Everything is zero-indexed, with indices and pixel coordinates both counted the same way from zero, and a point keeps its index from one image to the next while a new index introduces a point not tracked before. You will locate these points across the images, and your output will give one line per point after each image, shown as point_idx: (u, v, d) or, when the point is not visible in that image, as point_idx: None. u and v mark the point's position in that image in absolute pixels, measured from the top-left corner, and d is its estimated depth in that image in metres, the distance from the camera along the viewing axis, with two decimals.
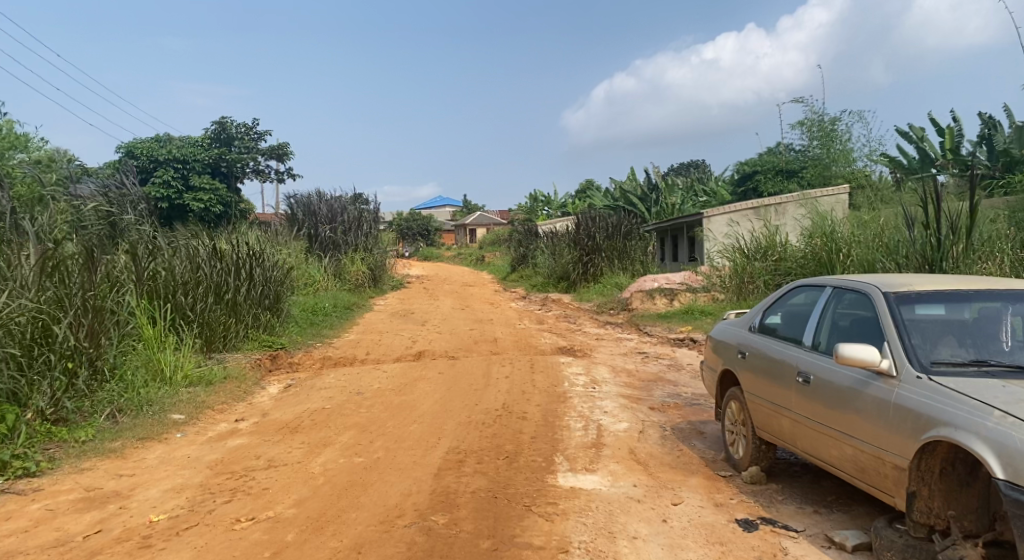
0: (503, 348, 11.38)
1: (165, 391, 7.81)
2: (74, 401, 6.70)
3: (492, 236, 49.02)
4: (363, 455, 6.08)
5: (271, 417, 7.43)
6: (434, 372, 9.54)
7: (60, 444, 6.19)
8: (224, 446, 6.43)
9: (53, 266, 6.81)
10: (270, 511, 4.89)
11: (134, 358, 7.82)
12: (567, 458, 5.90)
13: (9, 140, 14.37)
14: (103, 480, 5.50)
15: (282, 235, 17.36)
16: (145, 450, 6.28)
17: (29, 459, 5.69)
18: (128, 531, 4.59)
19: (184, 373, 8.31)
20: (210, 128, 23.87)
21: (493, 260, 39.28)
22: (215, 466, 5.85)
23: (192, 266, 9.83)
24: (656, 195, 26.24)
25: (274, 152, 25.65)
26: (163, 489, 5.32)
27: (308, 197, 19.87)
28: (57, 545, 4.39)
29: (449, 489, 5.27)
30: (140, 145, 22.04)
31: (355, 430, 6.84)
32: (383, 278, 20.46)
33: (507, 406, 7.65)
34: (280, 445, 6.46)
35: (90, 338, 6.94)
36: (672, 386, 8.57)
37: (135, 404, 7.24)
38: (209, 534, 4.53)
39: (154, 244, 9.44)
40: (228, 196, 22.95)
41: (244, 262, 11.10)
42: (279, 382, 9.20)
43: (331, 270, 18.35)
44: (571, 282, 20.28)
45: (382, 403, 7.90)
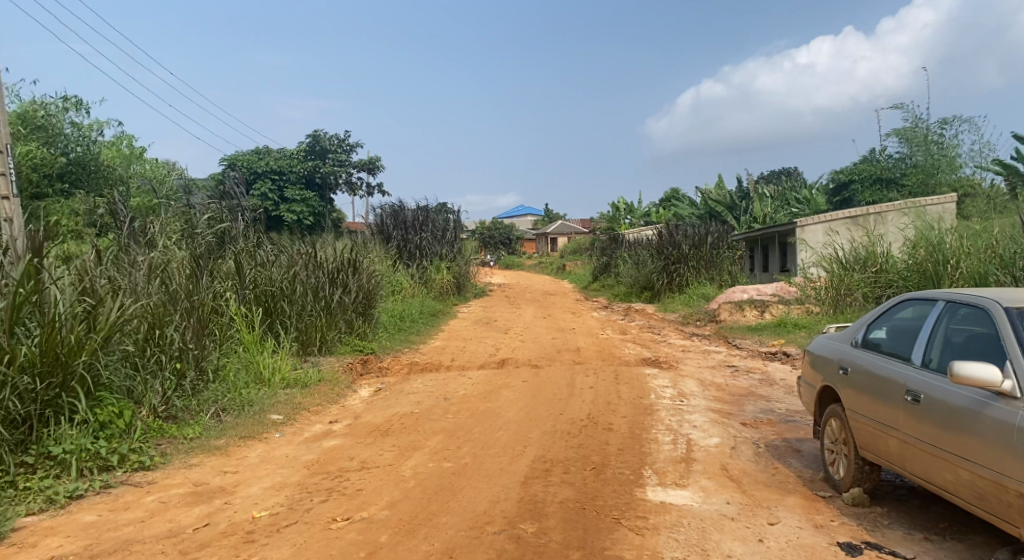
0: (587, 357, 11.28)
1: (265, 393, 8.15)
2: (183, 400, 7.07)
3: (575, 245, 48.80)
4: (451, 461, 6.16)
5: (363, 420, 7.64)
6: (519, 380, 9.58)
7: (170, 440, 6.53)
8: (319, 447, 6.65)
9: (162, 271, 7.24)
10: (364, 512, 5.02)
11: (235, 360, 8.22)
12: (656, 472, 5.80)
13: (126, 152, 15.34)
14: (209, 476, 5.78)
15: (370, 243, 17.78)
16: (247, 449, 6.57)
17: (144, 454, 6.01)
18: (233, 526, 4.80)
19: (282, 375, 8.65)
20: (305, 141, 24.79)
21: (575, 270, 39.01)
22: (311, 467, 6.05)
23: (293, 272, 10.26)
24: (745, 204, 25.64)
25: (365, 164, 26.42)
26: (264, 487, 5.55)
27: (395, 206, 20.32)
28: (170, 535, 4.63)
29: (537, 498, 5.26)
30: (241, 158, 23.15)
31: (442, 436, 6.95)
32: (467, 286, 20.71)
33: (593, 417, 7.60)
34: (371, 447, 6.62)
35: (195, 340, 7.32)
36: (765, 401, 8.29)
37: (237, 404, 7.59)
38: (308, 532, 4.68)
39: (257, 252, 9.89)
40: (319, 207, 23.72)
41: (339, 269, 11.49)
42: (369, 386, 9.44)
43: (415, 279, 18.70)
44: (656, 291, 19.92)
45: (467, 410, 7.98)
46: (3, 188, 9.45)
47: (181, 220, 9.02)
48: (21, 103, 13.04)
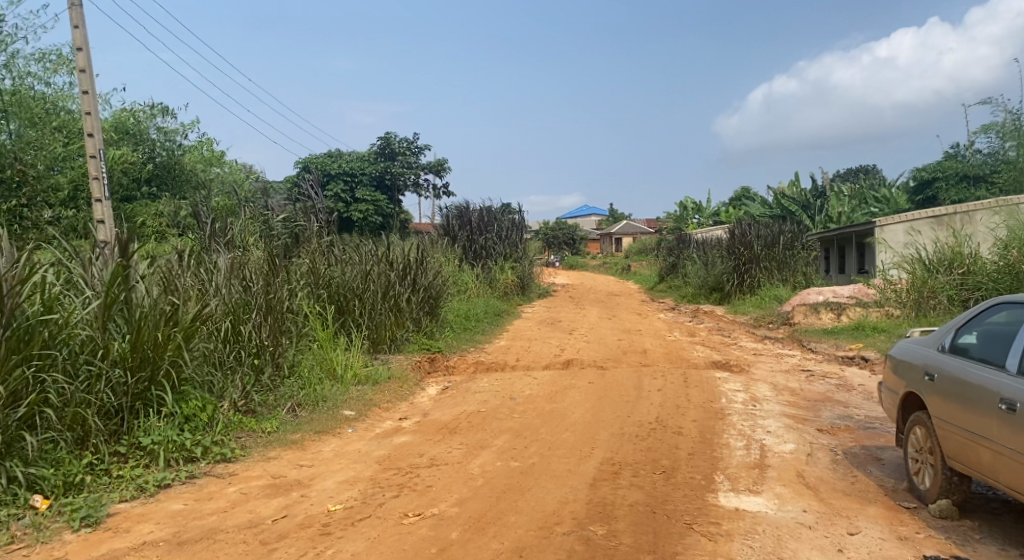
0: (654, 360, 11.14)
1: (337, 388, 8.36)
2: (261, 395, 7.32)
3: (640, 245, 48.24)
4: (519, 460, 6.18)
5: (431, 417, 7.74)
6: (585, 381, 9.54)
7: (250, 433, 6.77)
8: (390, 443, 6.78)
9: (242, 271, 7.47)
10: (434, 508, 5.08)
11: (309, 356, 8.47)
12: (729, 478, 5.68)
13: (208, 155, 15.97)
14: (285, 469, 5.96)
15: (437, 243, 17.99)
16: (321, 443, 6.75)
17: (225, 446, 6.25)
18: (309, 518, 4.93)
19: (354, 372, 8.85)
20: (376, 143, 25.30)
21: (640, 270, 38.57)
22: (383, 462, 6.16)
23: (364, 272, 10.48)
24: (820, 203, 24.86)
25: (432, 166, 26.77)
26: (338, 481, 5.68)
27: (461, 206, 20.50)
28: (251, 525, 4.80)
29: (605, 500, 5.23)
30: (314, 161, 23.80)
31: (509, 435, 6.98)
32: (531, 287, 20.73)
33: (662, 420, 7.50)
34: (440, 444, 6.70)
35: (272, 337, 7.56)
36: (842, 408, 8.02)
37: (312, 399, 7.81)
38: (380, 527, 4.77)
39: (330, 252, 10.15)
40: (388, 207, 24.13)
41: (408, 268, 11.66)
42: (436, 384, 9.56)
43: (480, 279, 18.83)
44: (725, 292, 19.51)
45: (533, 410, 7.98)
46: (97, 191, 9.95)
47: (259, 221, 9.32)
48: (113, 110, 13.71)
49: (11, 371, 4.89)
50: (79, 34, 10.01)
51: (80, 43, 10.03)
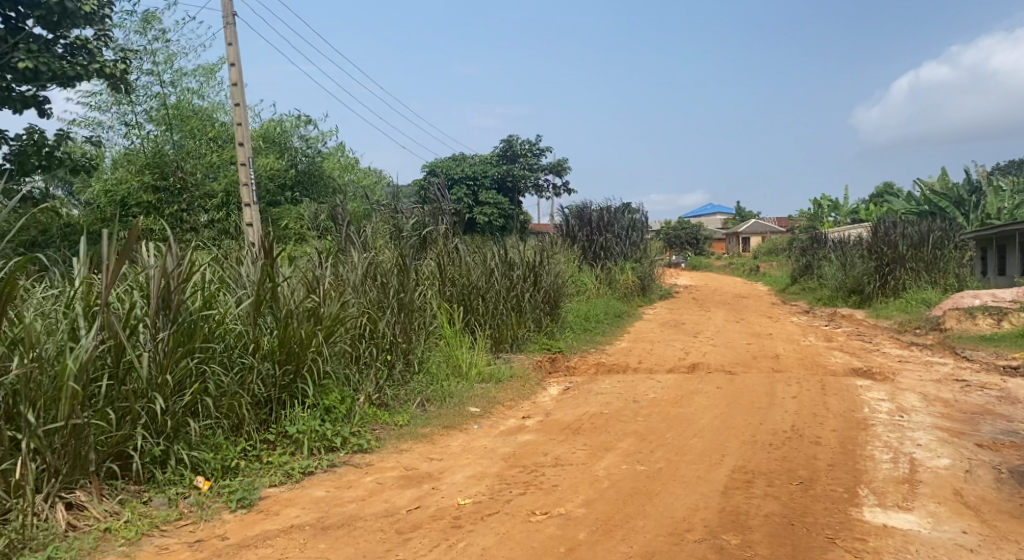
0: (787, 365, 10.64)
1: (463, 385, 8.55)
2: (392, 389, 7.61)
3: (769, 245, 46.23)
4: (646, 464, 6.07)
5: (554, 417, 7.75)
6: (712, 386, 9.24)
7: (384, 425, 7.03)
8: (515, 440, 6.84)
9: (377, 271, 7.78)
10: (561, 508, 5.08)
11: (437, 353, 8.71)
12: (875, 492, 5.33)
13: (342, 161, 16.79)
14: (417, 462, 6.14)
15: (558, 242, 18.02)
16: (449, 438, 6.92)
17: (362, 437, 6.53)
18: (441, 510, 5.06)
19: (478, 369, 9.02)
20: (499, 146, 25.69)
21: (769, 271, 36.96)
22: (508, 459, 6.23)
23: (487, 271, 10.66)
24: (976, 199, 22.89)
25: (553, 167, 26.87)
26: (466, 475, 5.79)
27: (583, 206, 20.43)
28: (387, 514, 4.98)
29: (739, 509, 5.03)
30: (440, 165, 24.51)
31: (634, 438, 6.87)
32: (652, 288, 20.37)
33: (797, 428, 7.14)
34: (565, 444, 6.70)
35: (402, 333, 7.84)
36: (1005, 422, 7.33)
37: (439, 395, 8.03)
38: (509, 523, 4.82)
39: (455, 252, 10.39)
40: (509, 209, 24.41)
41: (531, 268, 11.75)
42: (558, 384, 9.57)
43: (601, 279, 18.69)
44: (866, 295, 18.35)
45: (659, 413, 7.82)
46: (246, 197, 10.69)
47: (389, 223, 9.68)
48: (261, 121, 14.71)
49: (177, 362, 5.28)
50: (233, 51, 10.80)
51: (234, 59, 10.81)
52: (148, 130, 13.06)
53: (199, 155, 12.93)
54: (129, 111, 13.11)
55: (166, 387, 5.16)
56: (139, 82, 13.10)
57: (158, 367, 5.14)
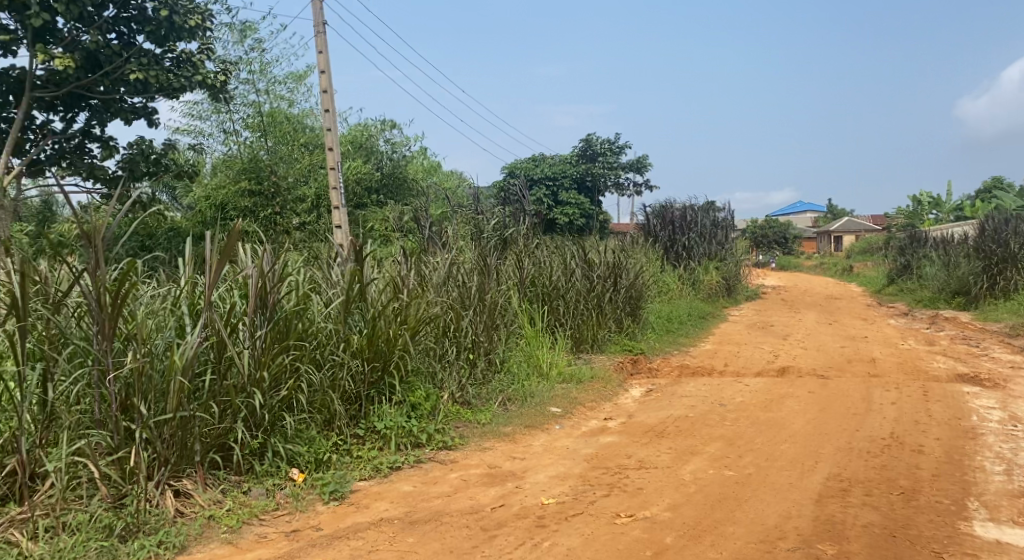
0: (884, 370, 10.14)
1: (544, 385, 8.55)
2: (474, 388, 7.68)
3: (864, 243, 44.23)
4: (734, 469, 5.90)
5: (637, 419, 7.65)
6: (804, 390, 8.91)
7: (466, 423, 7.10)
8: (597, 442, 6.78)
9: (459, 271, 7.87)
10: (647, 511, 5.00)
11: (517, 353, 8.74)
12: (985, 506, 5.01)
13: (425, 163, 17.09)
14: (500, 460, 6.18)
15: (641, 242, 17.77)
16: (531, 437, 6.93)
17: (446, 434, 6.62)
18: (525, 509, 5.06)
19: (558, 369, 9.00)
20: (578, 146, 25.54)
21: (863, 271, 35.36)
22: (591, 460, 6.18)
23: (568, 272, 10.62)
24: None
25: (634, 166, 26.52)
26: (550, 475, 5.78)
27: (665, 205, 20.07)
28: (472, 511, 5.03)
29: (835, 518, 4.82)
30: (519, 165, 24.60)
31: (721, 442, 6.69)
32: (738, 288, 19.83)
33: (897, 436, 6.79)
34: (649, 447, 6.59)
35: (484, 333, 7.91)
36: None
37: (520, 394, 8.05)
38: (594, 524, 4.78)
39: (536, 253, 10.41)
40: (590, 208, 24.23)
41: (613, 268, 11.62)
42: (640, 386, 9.43)
43: (684, 279, 18.30)
44: (971, 297, 17.29)
45: (747, 418, 7.59)
46: (335, 200, 11.01)
47: (470, 224, 9.77)
48: (348, 125, 15.14)
49: (274, 359, 5.48)
50: (324, 59, 11.15)
51: (324, 67, 11.16)
52: (244, 137, 13.65)
53: (291, 160, 13.43)
54: (227, 119, 13.73)
55: (264, 382, 5.36)
56: (237, 91, 13.70)
57: (257, 363, 5.34)
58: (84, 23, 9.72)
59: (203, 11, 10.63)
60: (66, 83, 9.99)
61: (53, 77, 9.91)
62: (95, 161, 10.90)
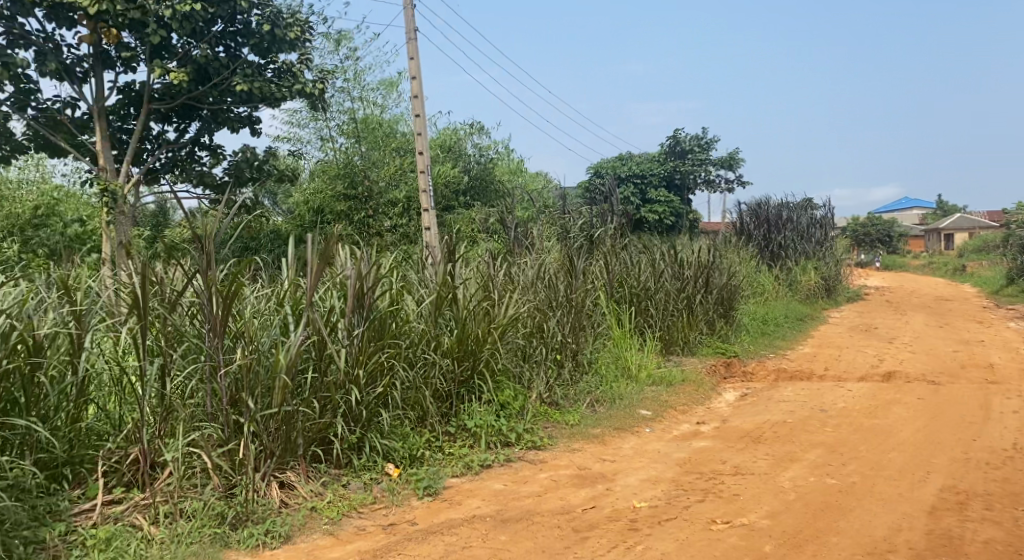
0: (1004, 376, 9.47)
1: (634, 387, 8.45)
2: (563, 389, 7.67)
3: (978, 242, 41.46)
4: (837, 477, 5.64)
5: (732, 424, 7.44)
6: (912, 396, 8.43)
7: (555, 424, 7.10)
8: (690, 446, 6.64)
9: (546, 272, 7.88)
10: (744, 518, 4.85)
11: (606, 354, 8.67)
12: None
13: (513, 164, 17.19)
14: (590, 462, 6.14)
15: (734, 241, 17.27)
16: (621, 440, 6.85)
17: (535, 434, 6.64)
18: (617, 512, 5.01)
19: (648, 371, 8.87)
20: (666, 143, 25.05)
21: (978, 271, 33.14)
22: (684, 465, 6.05)
23: (657, 272, 10.45)
24: None
25: (726, 163, 25.81)
26: (641, 479, 5.70)
27: (760, 203, 19.44)
28: (563, 512, 5.02)
29: (951, 533, 4.54)
30: (606, 165, 24.42)
31: (823, 449, 6.42)
32: (838, 289, 18.98)
33: (1020, 448, 6.32)
34: (744, 452, 6.40)
35: (572, 333, 7.89)
36: None
37: (609, 396, 7.99)
38: (688, 529, 4.68)
39: (624, 253, 10.28)
40: (680, 207, 23.73)
41: (705, 268, 11.34)
42: (734, 390, 9.17)
43: (781, 280, 17.65)
44: None
45: (850, 424, 7.25)
46: (425, 203, 11.23)
47: (557, 225, 9.75)
48: (439, 130, 15.43)
49: (370, 356, 5.63)
50: (416, 65, 11.40)
51: (415, 72, 11.41)
52: (339, 142, 14.12)
53: (383, 164, 13.80)
54: (324, 126, 14.24)
55: (360, 379, 5.52)
56: (333, 99, 14.20)
57: (354, 361, 5.50)
58: (195, 38, 10.30)
59: (303, 23, 11.09)
60: (179, 96, 10.64)
61: (169, 89, 10.56)
62: (204, 169, 11.54)
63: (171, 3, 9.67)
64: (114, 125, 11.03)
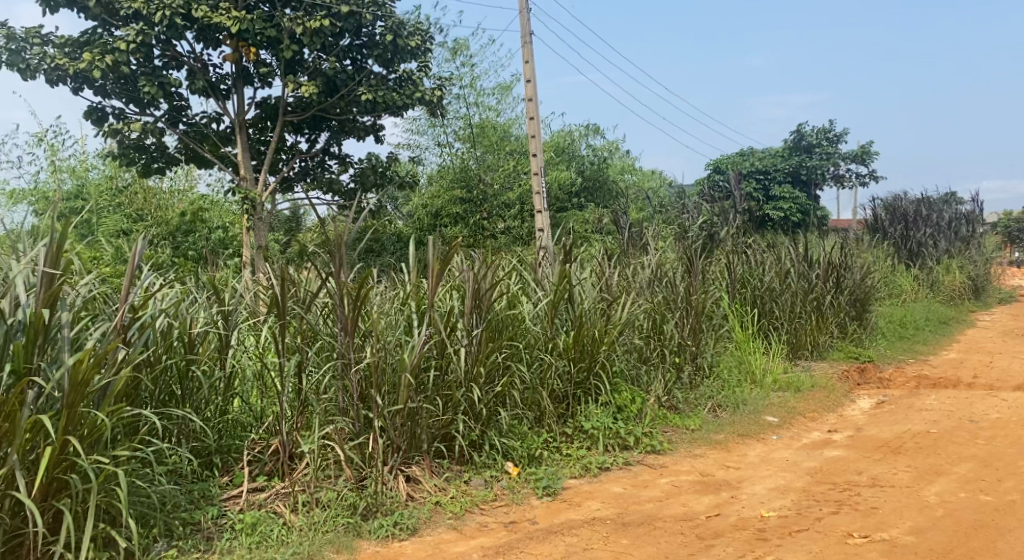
0: None
1: (758, 392, 8.14)
2: (682, 392, 7.50)
3: None
4: (991, 494, 5.21)
5: (868, 433, 7.02)
6: None
7: (674, 428, 6.95)
8: (821, 455, 6.32)
9: (663, 273, 7.74)
10: (885, 533, 4.57)
11: (727, 358, 8.40)
12: None
13: (630, 164, 17.00)
14: (713, 468, 5.97)
15: (866, 239, 16.29)
16: (746, 447, 6.62)
17: (654, 438, 6.54)
18: (744, 521, 4.85)
19: (773, 377, 8.51)
20: (791, 138, 24.00)
21: None
22: (816, 474, 5.77)
23: (782, 273, 10.01)
24: None
25: (857, 156, 24.40)
26: (769, 487, 5.49)
27: (895, 198, 18.23)
28: (686, 518, 4.91)
29: None
30: (727, 161, 23.68)
31: (973, 463, 5.94)
32: (987, 290, 17.49)
33: None
34: (882, 463, 6.02)
35: (691, 336, 7.71)
36: None
37: (732, 401, 7.74)
38: (822, 542, 4.47)
39: (746, 253, 9.93)
40: (807, 204, 22.61)
41: (835, 268, 10.75)
42: (869, 397, 8.65)
43: (921, 280, 16.46)
44: None
45: (1005, 437, 6.66)
46: (538, 204, 11.30)
47: (674, 226, 9.56)
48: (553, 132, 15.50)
49: (488, 357, 5.71)
50: (529, 69, 11.51)
51: (530, 75, 11.51)
52: (456, 148, 14.44)
53: (499, 167, 14.02)
54: (442, 132, 14.61)
55: (480, 378, 5.62)
56: (451, 105, 14.56)
57: (473, 360, 5.61)
58: (325, 52, 10.85)
59: (423, 32, 11.47)
60: (311, 107, 11.26)
61: (301, 102, 11.34)
62: (333, 176, 12.15)
63: (303, 20, 10.25)
64: (253, 137, 11.80)
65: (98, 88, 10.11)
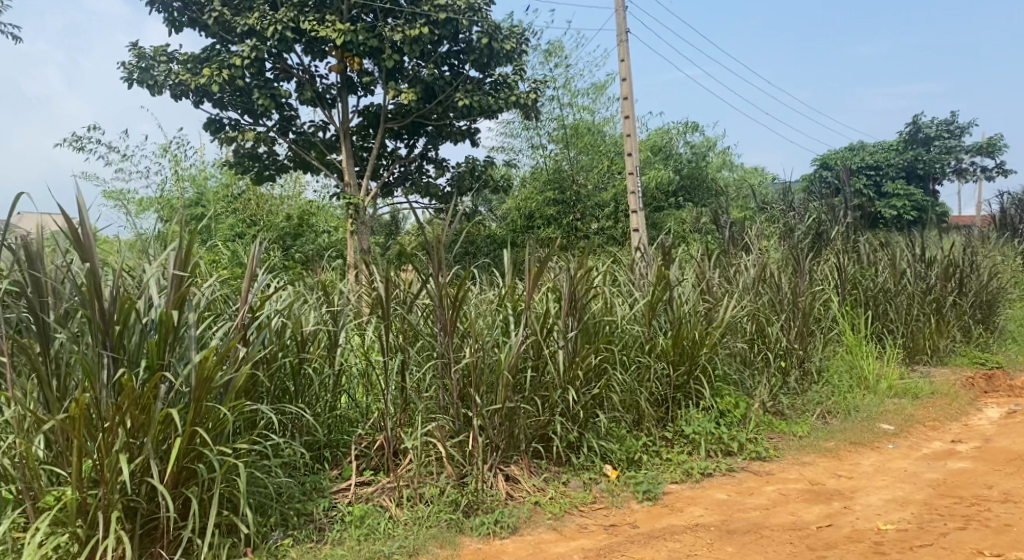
0: None
1: (872, 399, 7.73)
2: (789, 398, 7.23)
3: None
4: None
5: (997, 444, 6.54)
6: None
7: (781, 435, 6.71)
8: (945, 467, 5.94)
9: (766, 274, 7.48)
10: (1019, 552, 4.25)
11: (838, 362, 8.03)
12: None
13: (731, 162, 16.51)
14: (823, 477, 5.72)
15: (993, 237, 15.18)
16: (860, 456, 6.30)
17: (759, 445, 6.34)
18: (858, 532, 4.62)
19: (889, 383, 8.06)
20: (906, 130, 22.65)
21: None
22: (938, 487, 5.43)
23: (897, 274, 9.46)
24: None
25: (981, 148, 22.77)
26: (886, 499, 5.20)
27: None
28: (795, 528, 4.73)
29: None
30: (835, 157, 22.63)
31: None
32: None
33: None
34: (1014, 477, 5.59)
35: (798, 339, 7.41)
36: None
37: (842, 408, 7.39)
38: None
39: (856, 253, 9.45)
40: (925, 201, 21.26)
41: (957, 267, 10.06)
42: (997, 406, 8.05)
43: None
44: None
45: None
46: (634, 204, 11.15)
47: (778, 225, 9.23)
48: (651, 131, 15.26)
49: (585, 359, 5.67)
50: (625, 67, 11.38)
51: (625, 74, 11.39)
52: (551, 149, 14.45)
53: (594, 168, 13.93)
54: (536, 134, 14.66)
55: (577, 380, 5.60)
56: (546, 107, 14.58)
57: (570, 362, 5.59)
58: (424, 59, 11.12)
59: (519, 35, 11.55)
60: (410, 113, 11.57)
61: (401, 109, 11.73)
62: (431, 180, 12.41)
63: (403, 28, 10.56)
64: (356, 144, 12.22)
65: (217, 101, 10.77)
